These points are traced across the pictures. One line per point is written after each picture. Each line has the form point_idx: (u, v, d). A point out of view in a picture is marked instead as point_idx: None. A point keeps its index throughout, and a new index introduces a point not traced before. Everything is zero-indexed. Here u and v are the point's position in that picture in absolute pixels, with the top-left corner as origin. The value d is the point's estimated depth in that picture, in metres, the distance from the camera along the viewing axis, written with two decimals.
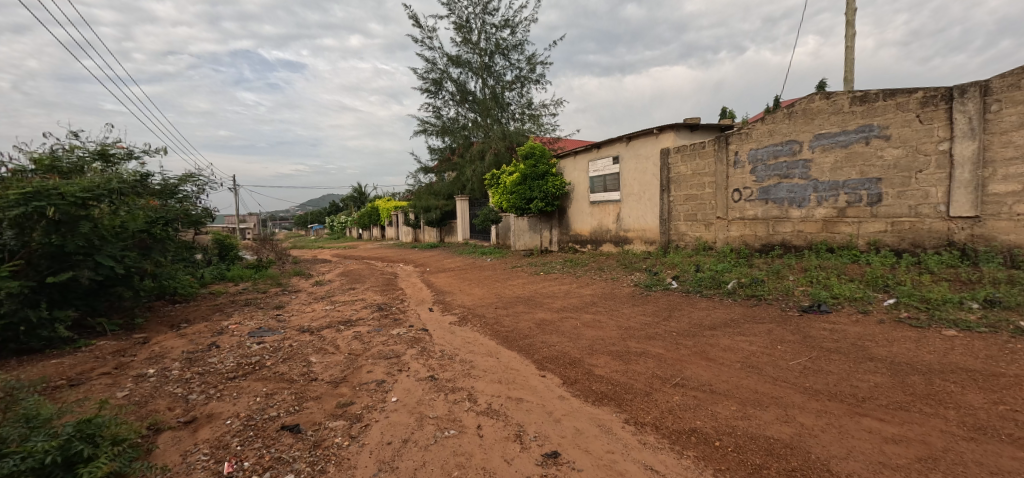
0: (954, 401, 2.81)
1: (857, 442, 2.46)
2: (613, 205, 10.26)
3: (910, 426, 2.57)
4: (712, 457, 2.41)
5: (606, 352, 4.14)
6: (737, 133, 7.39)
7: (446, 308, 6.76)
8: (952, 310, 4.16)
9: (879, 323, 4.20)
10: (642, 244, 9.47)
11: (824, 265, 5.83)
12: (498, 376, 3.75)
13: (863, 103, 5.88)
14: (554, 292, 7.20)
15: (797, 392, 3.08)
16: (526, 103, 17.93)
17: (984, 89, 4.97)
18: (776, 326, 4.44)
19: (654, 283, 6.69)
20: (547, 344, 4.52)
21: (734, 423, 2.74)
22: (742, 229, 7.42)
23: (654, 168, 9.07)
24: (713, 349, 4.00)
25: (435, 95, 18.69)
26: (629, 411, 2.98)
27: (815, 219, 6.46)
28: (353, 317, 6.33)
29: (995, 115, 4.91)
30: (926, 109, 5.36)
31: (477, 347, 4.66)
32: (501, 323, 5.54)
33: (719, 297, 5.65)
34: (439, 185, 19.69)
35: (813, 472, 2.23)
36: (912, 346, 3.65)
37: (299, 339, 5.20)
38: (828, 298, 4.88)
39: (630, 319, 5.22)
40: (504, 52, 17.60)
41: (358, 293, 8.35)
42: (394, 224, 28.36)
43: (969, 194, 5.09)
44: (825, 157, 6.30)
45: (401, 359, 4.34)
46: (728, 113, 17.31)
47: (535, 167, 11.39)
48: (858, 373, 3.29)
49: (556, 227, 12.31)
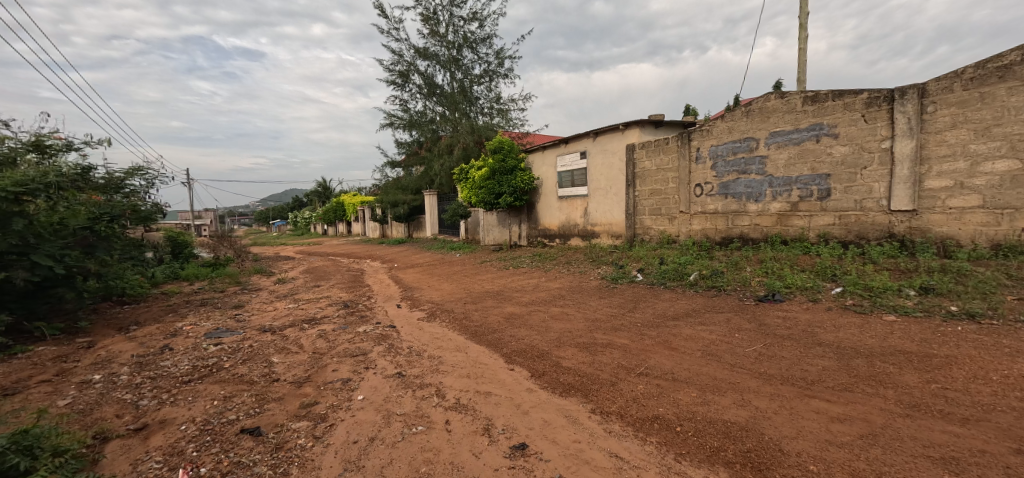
0: (892, 381, 3.03)
1: (806, 422, 2.61)
2: (580, 200, 10.40)
3: (854, 406, 2.75)
4: (674, 442, 2.50)
5: (573, 344, 4.21)
6: (699, 130, 7.63)
7: (415, 304, 6.67)
8: (892, 297, 4.46)
9: (827, 310, 4.47)
10: (609, 238, 9.66)
11: (778, 256, 6.13)
12: (467, 371, 3.75)
13: (814, 103, 6.20)
14: (523, 286, 7.25)
15: (753, 378, 3.23)
16: (495, 97, 17.82)
17: (921, 92, 5.31)
18: (734, 315, 4.65)
19: (620, 276, 6.83)
20: (516, 338, 4.54)
21: (694, 408, 2.85)
22: (704, 222, 7.69)
23: (620, 164, 9.25)
24: (675, 338, 4.14)
25: (403, 88, 18.31)
26: (595, 401, 3.04)
27: (770, 212, 6.77)
28: (317, 315, 6.15)
29: (931, 116, 5.26)
30: (871, 109, 5.70)
31: (445, 342, 4.63)
32: (470, 318, 5.52)
33: (682, 289, 5.84)
34: (407, 180, 19.38)
35: (766, 452, 2.35)
36: (856, 331, 3.90)
37: (260, 339, 5.01)
38: (782, 288, 5.14)
39: (597, 311, 5.33)
40: (472, 45, 17.42)
41: (323, 291, 8.11)
42: (361, 219, 27.70)
43: (907, 189, 5.46)
44: (780, 154, 6.60)
45: (368, 357, 4.27)
46: (692, 111, 17.82)
47: (504, 162, 11.37)
48: (807, 358, 3.48)
49: (525, 221, 12.38)
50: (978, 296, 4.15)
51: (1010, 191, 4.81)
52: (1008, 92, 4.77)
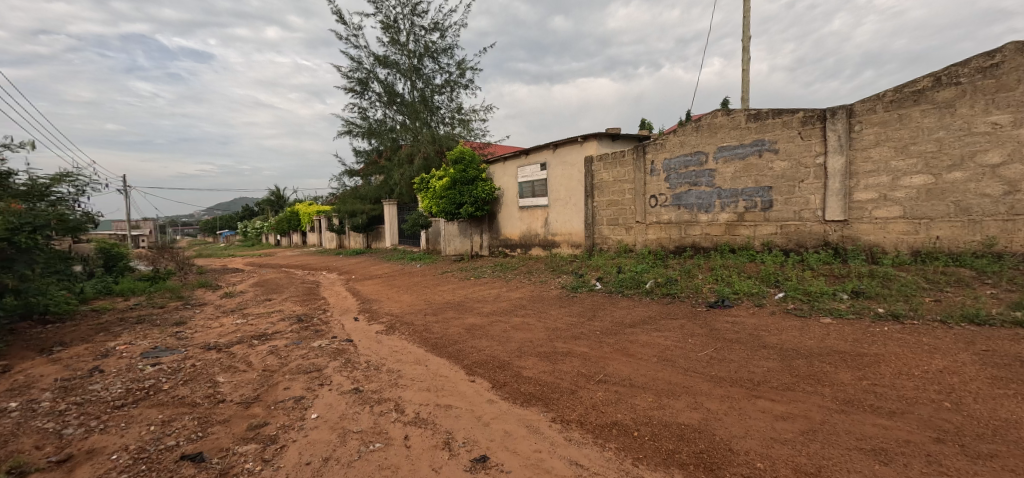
0: (829, 379, 3.25)
1: (753, 421, 2.75)
2: (541, 210, 10.53)
3: (796, 404, 2.93)
4: (631, 447, 2.56)
5: (534, 353, 4.23)
6: (653, 144, 7.96)
7: (373, 317, 6.49)
8: (828, 301, 4.80)
9: (771, 314, 4.75)
10: (569, 247, 9.83)
11: (727, 264, 6.46)
12: (427, 384, 3.68)
13: (757, 120, 6.63)
14: (484, 297, 7.23)
15: (705, 380, 3.37)
16: (456, 107, 17.83)
17: (849, 112, 5.81)
18: (687, 321, 4.84)
19: (580, 285, 6.96)
20: (477, 349, 4.51)
21: (650, 413, 2.93)
22: (658, 232, 7.99)
23: (579, 175, 9.48)
24: (632, 345, 4.26)
25: (362, 95, 17.97)
26: (556, 410, 3.06)
27: (719, 222, 7.14)
28: (268, 330, 5.85)
29: (858, 135, 5.76)
30: (806, 127, 6.16)
31: (404, 355, 4.53)
32: (430, 330, 5.43)
33: (638, 296, 6.02)
34: (366, 189, 18.95)
35: (717, 452, 2.45)
36: (797, 334, 4.17)
37: (204, 358, 4.70)
38: (731, 294, 5.41)
39: (557, 320, 5.39)
40: (433, 55, 17.39)
41: (274, 304, 7.73)
42: (317, 229, 26.70)
43: (838, 201, 5.93)
44: (727, 167, 7.00)
45: (322, 373, 4.10)
46: (647, 125, 18.58)
47: (465, 172, 11.36)
48: (754, 360, 3.68)
49: (486, 231, 12.39)
50: (901, 298, 4.55)
51: (925, 203, 5.32)
52: (922, 114, 5.29)
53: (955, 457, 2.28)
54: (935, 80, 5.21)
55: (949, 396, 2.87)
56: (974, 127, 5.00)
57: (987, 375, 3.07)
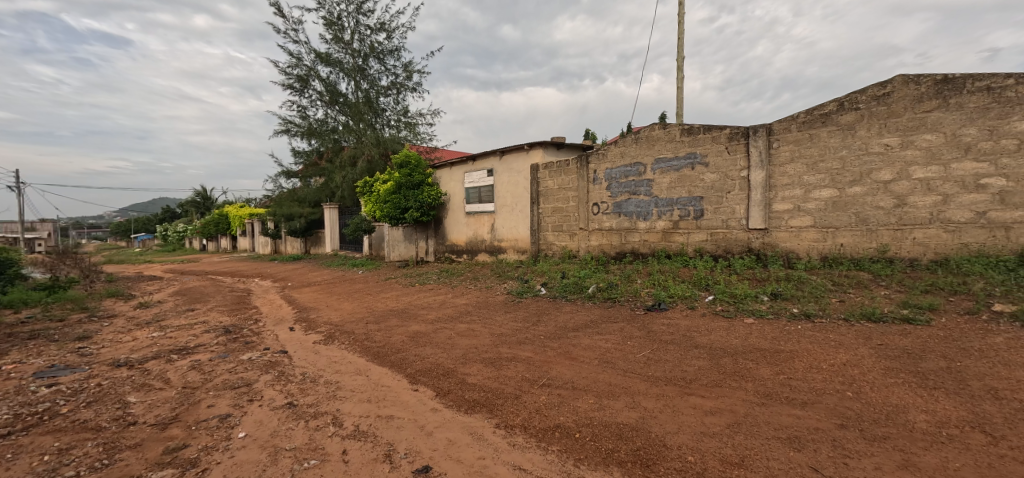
0: (751, 375, 3.52)
1: (685, 417, 2.92)
2: (487, 216, 10.56)
3: (722, 399, 3.14)
4: (573, 448, 2.63)
5: (478, 360, 4.21)
6: (596, 154, 8.27)
7: (310, 326, 6.16)
8: (751, 302, 5.20)
9: (701, 316, 5.08)
10: (515, 253, 9.93)
11: (663, 269, 6.83)
12: (368, 395, 3.54)
13: (689, 135, 7.10)
14: (428, 303, 7.10)
15: (642, 381, 3.53)
16: (402, 110, 17.46)
17: (768, 131, 6.38)
18: (627, 325, 5.04)
19: (525, 290, 7.04)
20: (420, 357, 4.41)
21: (591, 414, 3.02)
22: (601, 239, 8.28)
23: (525, 182, 9.63)
24: (575, 349, 4.37)
25: (302, 93, 17.14)
26: (500, 416, 3.07)
27: (656, 230, 7.53)
28: (190, 343, 5.36)
29: (776, 151, 6.34)
30: (732, 142, 6.69)
31: (344, 366, 4.34)
32: (372, 339, 5.25)
33: (581, 301, 6.20)
34: (304, 192, 18.04)
35: (653, 448, 2.58)
36: (724, 333, 4.48)
37: (112, 376, 4.22)
38: (666, 297, 5.71)
39: (502, 326, 5.41)
40: (378, 55, 16.94)
41: (197, 315, 7.10)
42: (249, 233, 24.97)
43: (760, 211, 6.47)
44: (663, 178, 7.42)
45: (252, 387, 3.83)
46: (591, 135, 19.25)
47: (411, 176, 11.14)
48: (686, 359, 3.90)
49: (432, 237, 12.23)
50: (812, 299, 5.04)
51: (832, 213, 5.94)
52: (828, 135, 5.93)
53: (855, 441, 2.56)
54: (839, 104, 5.84)
55: (851, 386, 3.22)
56: (870, 148, 5.67)
57: (881, 366, 3.48)
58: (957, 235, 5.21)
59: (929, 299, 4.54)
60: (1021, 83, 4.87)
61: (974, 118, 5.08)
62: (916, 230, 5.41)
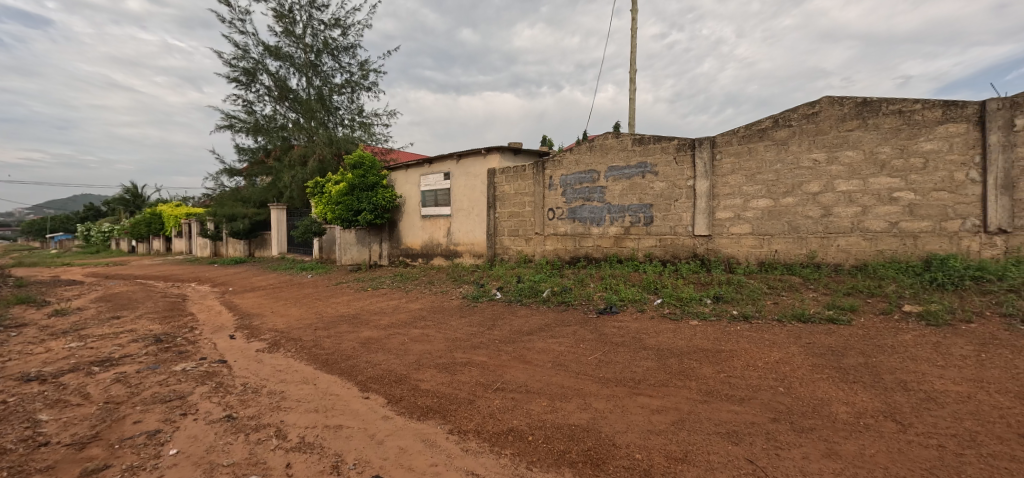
0: (694, 374, 3.71)
1: (634, 416, 3.03)
2: (443, 220, 10.46)
3: (668, 398, 3.29)
4: (526, 451, 2.65)
5: (432, 365, 4.16)
6: (552, 160, 8.43)
7: (253, 334, 5.83)
8: (696, 305, 5.48)
9: (650, 318, 5.29)
10: (471, 257, 9.90)
11: (615, 273, 7.05)
12: (314, 405, 3.40)
13: (640, 145, 7.40)
14: (381, 308, 6.92)
15: (594, 382, 3.63)
16: (357, 110, 16.96)
17: (712, 143, 6.77)
18: (579, 328, 5.16)
19: (481, 295, 7.03)
20: (372, 364, 4.29)
21: (544, 417, 3.06)
22: (555, 243, 8.43)
23: (482, 186, 9.64)
24: (529, 352, 4.41)
25: (248, 87, 16.27)
26: (453, 421, 3.04)
27: (609, 235, 7.78)
28: (114, 354, 4.91)
29: (718, 163, 6.74)
30: (679, 153, 7.04)
31: (289, 374, 4.14)
32: (320, 346, 5.04)
33: (536, 305, 6.28)
34: (249, 191, 17.11)
35: (602, 448, 2.65)
36: (670, 335, 4.69)
37: (19, 392, 3.79)
38: (618, 301, 5.90)
39: (457, 330, 5.37)
40: (332, 52, 16.38)
41: (124, 323, 6.52)
42: (185, 234, 23.29)
43: (704, 219, 6.84)
44: (616, 185, 7.68)
45: (187, 400, 3.57)
46: (549, 142, 19.58)
47: (364, 178, 10.84)
48: (636, 360, 4.05)
49: (386, 240, 11.94)
50: (750, 301, 5.38)
51: (768, 222, 6.39)
52: (765, 149, 6.38)
53: (786, 433, 2.76)
54: (774, 121, 6.31)
55: (783, 382, 3.47)
56: (801, 162, 6.16)
57: (809, 363, 3.77)
58: (874, 243, 5.74)
59: (850, 301, 4.97)
60: (926, 108, 5.43)
61: (888, 138, 5.63)
62: (840, 238, 5.92)
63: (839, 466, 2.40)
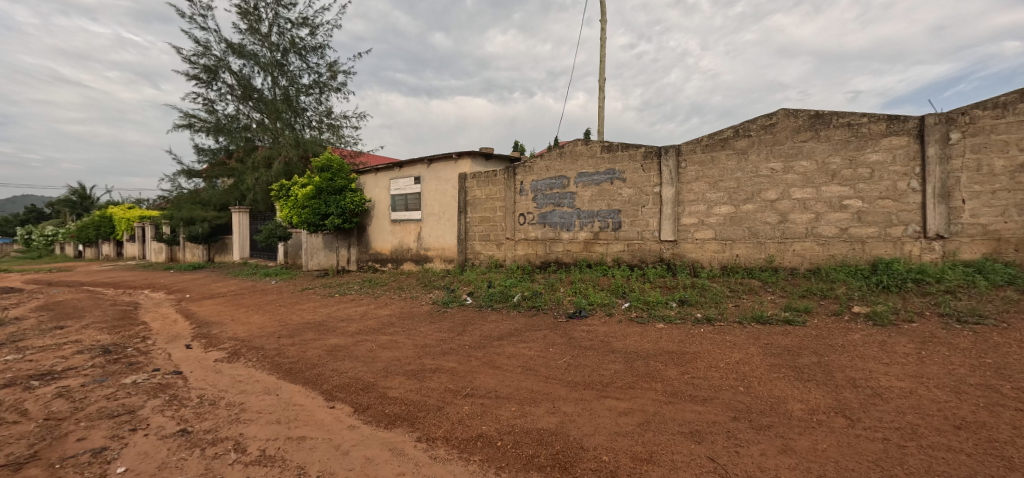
0: (660, 376, 3.81)
1: (601, 419, 3.08)
2: (414, 224, 10.35)
3: (635, 400, 3.36)
4: (494, 457, 2.65)
5: (401, 373, 4.09)
6: (523, 166, 8.50)
7: (211, 343, 5.58)
8: (662, 308, 5.63)
9: (618, 322, 5.40)
10: (441, 262, 9.82)
11: (585, 278, 7.17)
12: (276, 416, 3.29)
13: (609, 152, 7.57)
14: (349, 315, 6.76)
15: (563, 386, 3.66)
16: (325, 111, 16.56)
17: (677, 152, 7.00)
18: (549, 332, 5.21)
19: (451, 300, 6.99)
20: (338, 372, 4.18)
21: (513, 422, 3.07)
22: (526, 248, 8.49)
23: (453, 191, 9.60)
24: (500, 357, 4.42)
25: (209, 85, 15.65)
26: (421, 429, 3.01)
27: (578, 240, 7.90)
28: (56, 367, 4.59)
29: (683, 171, 6.97)
30: (647, 161, 7.24)
31: (250, 385, 3.99)
32: (284, 354, 4.88)
33: (507, 310, 6.29)
34: (209, 194, 16.42)
35: (570, 451, 2.68)
36: (637, 338, 4.80)
37: None
38: (587, 305, 6.00)
39: (427, 336, 5.31)
40: (300, 51, 15.96)
41: (68, 334, 6.11)
42: (138, 239, 22.06)
43: (670, 224, 7.06)
44: (585, 191, 7.82)
45: (138, 414, 3.38)
46: (521, 147, 19.71)
47: (332, 181, 10.60)
48: (604, 363, 4.13)
49: (355, 245, 11.70)
50: (713, 304, 5.58)
51: (730, 227, 6.65)
52: (726, 157, 6.66)
53: (745, 431, 2.87)
54: (735, 131, 6.60)
55: (743, 382, 3.61)
56: (760, 171, 6.45)
57: (767, 363, 3.94)
58: (826, 248, 6.07)
59: (805, 303, 5.24)
60: (872, 121, 5.80)
61: (838, 149, 5.98)
62: (796, 243, 6.24)
63: (794, 461, 2.51)
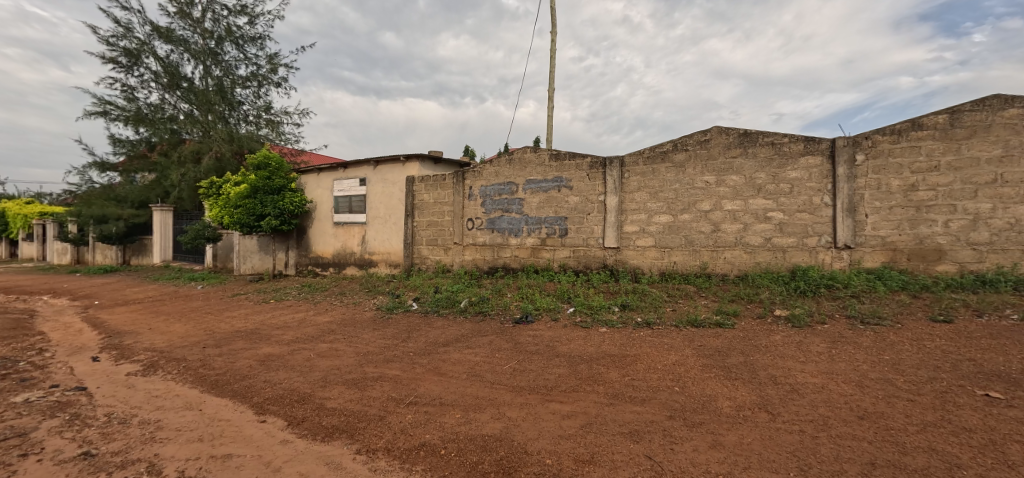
0: (602, 379, 3.92)
1: (546, 423, 3.12)
2: (357, 228, 10.00)
3: (577, 403, 3.44)
4: (438, 466, 2.60)
5: (340, 382, 3.92)
6: (472, 171, 8.49)
7: (124, 354, 5.05)
8: (605, 313, 5.82)
9: (563, 327, 5.52)
10: (386, 267, 9.55)
11: (531, 283, 7.26)
12: (199, 433, 3.03)
13: (556, 160, 7.75)
14: (284, 322, 6.38)
15: (509, 391, 3.68)
16: (264, 105, 15.60)
17: (621, 162, 7.31)
18: (495, 337, 5.22)
19: (396, 306, 6.80)
20: (270, 384, 3.93)
21: (458, 429, 3.04)
22: (474, 253, 8.47)
23: (399, 195, 9.38)
24: (445, 364, 4.35)
25: (130, 71, 14.27)
26: (361, 440, 2.90)
27: (526, 246, 7.99)
28: None
29: (626, 181, 7.29)
30: (592, 170, 7.49)
31: (170, 400, 3.66)
32: (209, 366, 4.51)
33: (453, 315, 6.22)
34: (127, 189, 14.92)
35: (515, 456, 2.70)
36: (580, 342, 4.93)
37: None
38: (533, 310, 6.07)
39: (369, 344, 5.13)
40: (236, 40, 14.95)
41: None
42: (37, 238, 19.54)
43: (613, 232, 7.34)
44: (533, 197, 7.94)
45: (31, 437, 2.99)
46: (471, 152, 19.67)
47: (269, 180, 9.99)
48: (549, 368, 4.19)
49: (294, 248, 11.09)
50: (653, 308, 5.85)
51: (668, 236, 7.03)
52: (666, 170, 7.04)
53: (680, 428, 3.03)
54: (674, 145, 6.99)
55: (678, 382, 3.81)
56: (696, 183, 6.87)
57: (700, 363, 4.19)
58: (753, 256, 6.57)
59: (734, 307, 5.63)
60: (792, 141, 6.39)
61: (763, 166, 6.52)
62: (726, 251, 6.70)
63: (722, 455, 2.68)
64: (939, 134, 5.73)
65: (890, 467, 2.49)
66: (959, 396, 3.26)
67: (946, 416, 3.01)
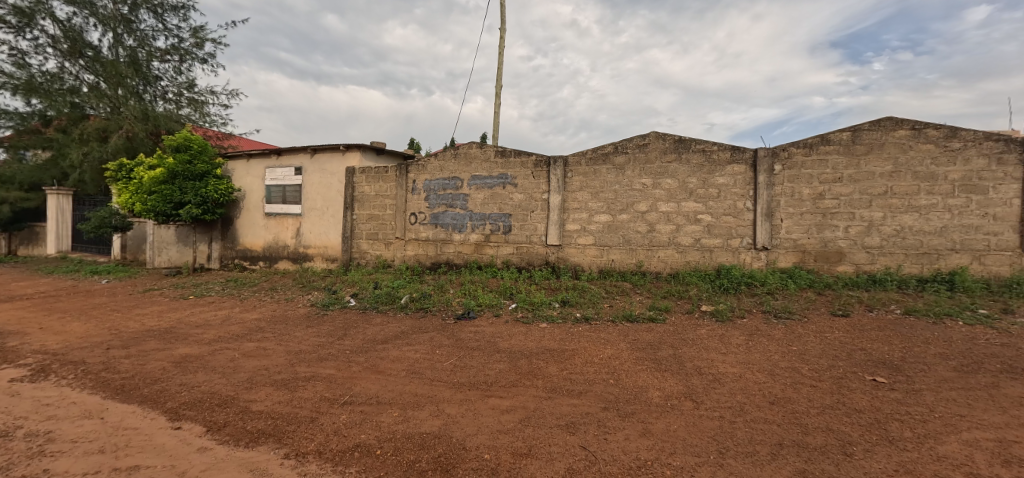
0: (541, 373, 4.01)
1: (485, 418, 3.15)
2: (291, 219, 9.45)
3: (516, 398, 3.49)
4: (373, 467, 2.53)
5: (268, 383, 3.69)
6: (416, 164, 8.31)
7: (7, 357, 4.42)
8: (546, 309, 5.95)
9: (505, 323, 5.57)
10: (323, 261, 9.11)
11: (474, 279, 7.26)
12: (100, 444, 2.73)
13: (502, 157, 7.78)
14: (206, 320, 5.90)
15: (449, 388, 3.66)
16: (186, 82, 14.22)
17: (564, 162, 7.48)
18: (436, 334, 5.16)
19: (332, 302, 6.52)
20: (187, 387, 3.63)
21: (394, 428, 2.97)
22: (416, 249, 8.31)
23: (338, 186, 8.97)
24: (383, 362, 4.23)
25: (20, 32, 12.42)
26: (290, 444, 2.75)
27: (470, 242, 7.97)
28: None
29: (569, 180, 7.48)
30: (537, 169, 7.60)
31: (65, 408, 3.25)
32: (114, 369, 4.07)
33: (393, 312, 6.07)
34: (14, 168, 13.01)
35: (453, 453, 2.69)
36: (520, 338, 5.01)
37: None
38: (475, 306, 6.08)
39: (301, 342, 4.88)
40: (154, 7, 13.47)
41: None
42: None
43: (556, 230, 7.51)
44: (478, 194, 7.92)
45: None
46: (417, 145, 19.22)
47: (190, 164, 9.13)
48: (489, 363, 4.22)
49: (218, 239, 10.26)
50: (591, 304, 6.08)
51: (607, 234, 7.31)
52: (607, 171, 7.31)
53: (613, 419, 3.17)
54: (615, 147, 7.28)
55: (612, 375, 3.99)
56: (634, 185, 7.20)
57: (633, 357, 4.42)
58: (683, 255, 7.01)
59: (665, 303, 5.99)
60: (720, 149, 6.87)
61: (695, 171, 6.96)
62: (659, 251, 7.09)
63: (651, 442, 2.85)
64: (842, 149, 6.42)
65: (795, 446, 2.77)
66: (852, 382, 3.70)
67: (840, 399, 3.41)
